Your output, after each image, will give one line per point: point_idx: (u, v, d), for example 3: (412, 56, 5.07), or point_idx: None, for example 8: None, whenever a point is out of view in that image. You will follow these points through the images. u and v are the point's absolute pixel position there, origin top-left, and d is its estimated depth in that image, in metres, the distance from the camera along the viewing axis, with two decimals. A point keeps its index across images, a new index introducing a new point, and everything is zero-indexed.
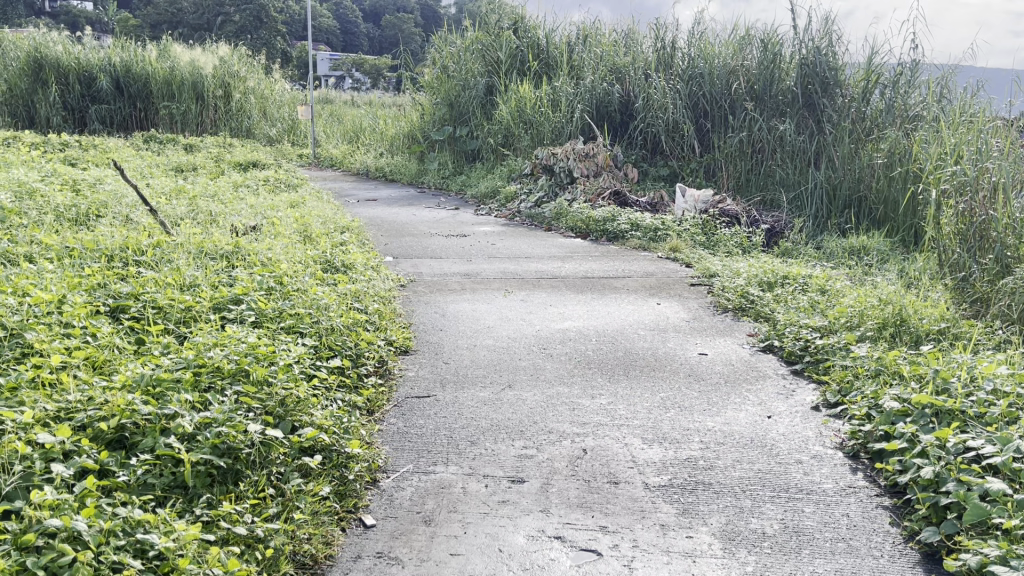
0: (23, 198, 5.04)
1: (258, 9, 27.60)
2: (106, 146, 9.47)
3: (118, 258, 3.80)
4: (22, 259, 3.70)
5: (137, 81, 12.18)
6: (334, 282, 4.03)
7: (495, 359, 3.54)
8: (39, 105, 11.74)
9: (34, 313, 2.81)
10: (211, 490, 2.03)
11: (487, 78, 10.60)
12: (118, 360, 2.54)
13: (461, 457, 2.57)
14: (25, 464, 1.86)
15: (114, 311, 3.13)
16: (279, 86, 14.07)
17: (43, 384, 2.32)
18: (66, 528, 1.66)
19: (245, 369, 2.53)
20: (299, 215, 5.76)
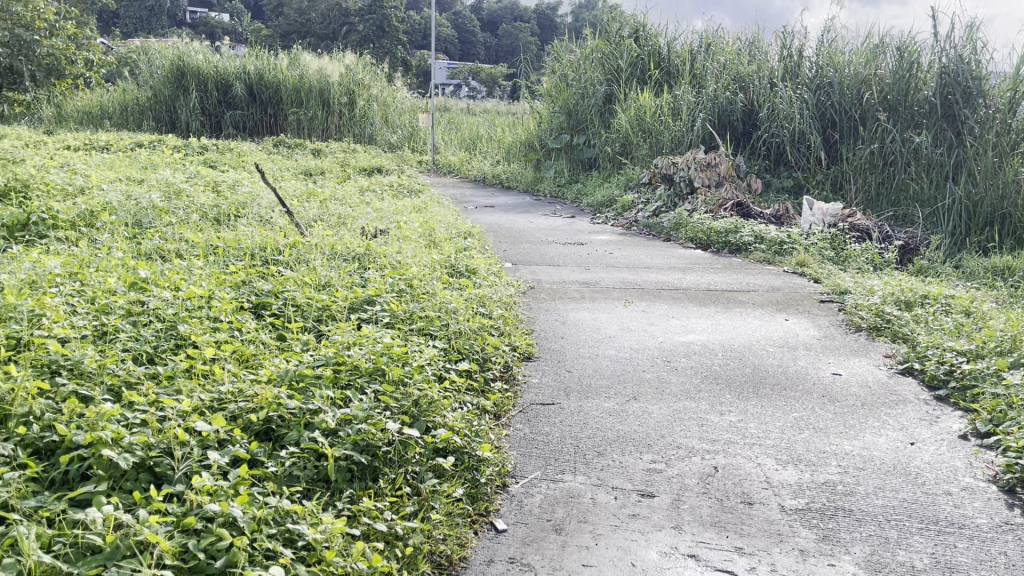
0: (171, 198, 5.35)
1: (381, 18, 28.36)
2: (241, 150, 9.96)
3: (258, 257, 3.98)
4: (171, 256, 3.92)
5: (269, 88, 12.79)
6: (459, 287, 4.08)
7: (618, 370, 3.50)
8: (181, 110, 12.55)
9: (187, 307, 2.98)
10: (351, 485, 2.09)
11: (606, 87, 10.56)
12: (263, 355, 2.66)
13: (589, 467, 2.55)
14: (185, 450, 1.97)
15: (257, 307, 3.28)
16: (401, 93, 14.17)
17: (197, 374, 2.46)
18: (224, 513, 1.74)
19: (381, 368, 2.60)
20: (423, 220, 5.88)
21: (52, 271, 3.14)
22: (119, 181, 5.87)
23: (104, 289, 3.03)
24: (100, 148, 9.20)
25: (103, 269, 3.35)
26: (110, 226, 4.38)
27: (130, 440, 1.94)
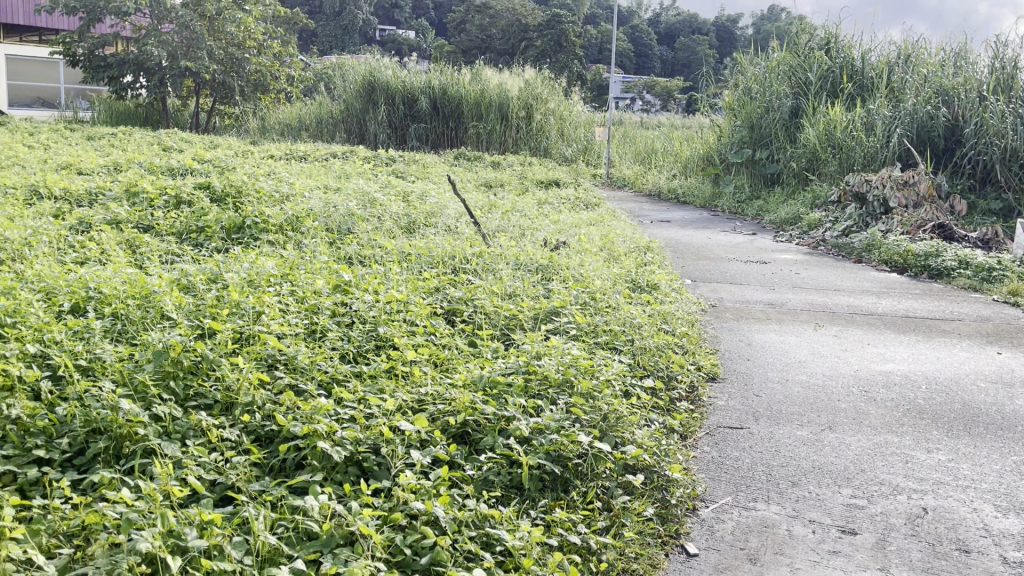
0: (366, 206, 5.65)
1: (559, 33, 28.70)
2: (425, 161, 10.38)
3: (448, 265, 4.13)
4: (368, 262, 4.13)
5: (452, 102, 13.24)
6: (642, 302, 4.03)
7: (810, 397, 3.33)
8: (370, 123, 13.23)
9: (387, 310, 3.12)
10: (543, 494, 2.12)
11: (793, 100, 10.12)
12: (457, 359, 2.75)
13: (783, 498, 2.44)
14: (389, 447, 2.07)
15: (449, 313, 3.40)
16: (578, 107, 14.22)
17: (397, 375, 2.58)
18: (427, 512, 1.81)
19: (571, 380, 2.61)
20: (603, 233, 5.87)
21: (268, 271, 3.40)
22: (319, 190, 6.23)
23: (312, 290, 3.24)
24: (299, 157, 9.85)
25: (311, 271, 3.59)
26: (314, 231, 4.69)
27: (341, 434, 2.07)
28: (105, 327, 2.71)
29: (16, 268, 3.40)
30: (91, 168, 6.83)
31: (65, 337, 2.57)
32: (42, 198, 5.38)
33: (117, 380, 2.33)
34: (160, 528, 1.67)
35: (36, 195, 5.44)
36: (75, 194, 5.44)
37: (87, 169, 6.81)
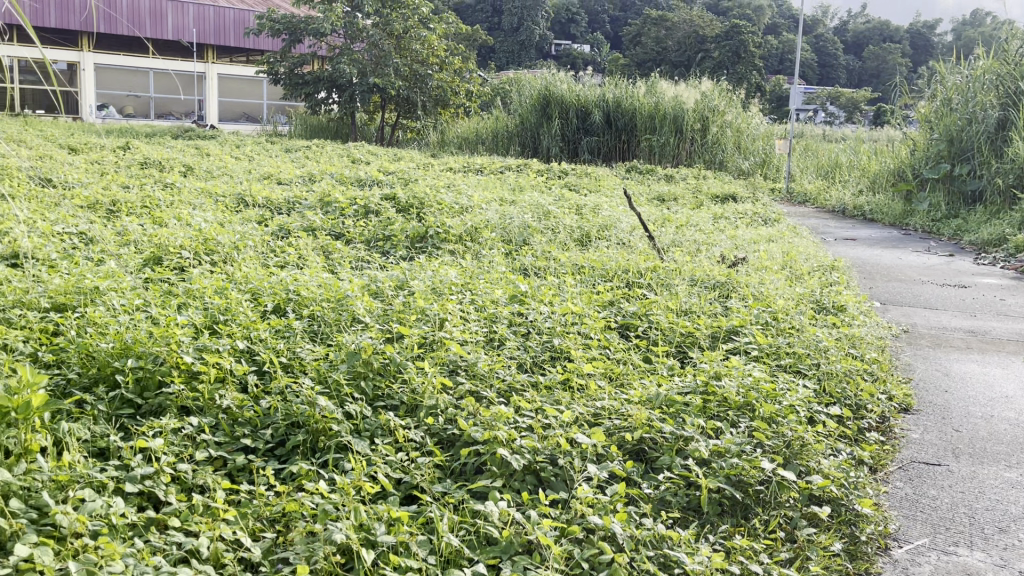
0: (541, 218, 5.73)
1: (738, 43, 27.95)
2: (597, 174, 10.40)
3: (623, 279, 4.12)
4: (543, 274, 4.18)
5: (625, 115, 13.13)
6: (827, 324, 3.84)
7: (1020, 436, 3.04)
8: (544, 136, 13.41)
9: (563, 322, 3.15)
10: (722, 519, 2.06)
11: (1001, 111, 9.30)
12: (633, 375, 2.73)
13: (989, 544, 2.23)
14: (567, 459, 2.10)
15: (623, 328, 3.38)
16: (756, 119, 13.61)
17: (573, 387, 2.59)
18: (605, 527, 1.82)
19: (752, 404, 2.52)
20: (783, 250, 5.64)
21: (450, 280, 3.53)
22: (495, 201, 6.37)
23: (491, 299, 3.32)
24: (475, 170, 10.15)
25: (490, 281, 3.68)
26: (491, 241, 4.81)
27: (520, 442, 2.12)
28: (304, 327, 2.92)
29: (227, 270, 3.72)
30: (289, 178, 7.35)
31: (270, 335, 2.80)
32: (248, 206, 5.84)
33: (315, 377, 2.51)
34: (353, 522, 1.79)
35: (242, 203, 5.92)
36: (276, 203, 5.87)
37: (286, 179, 7.33)
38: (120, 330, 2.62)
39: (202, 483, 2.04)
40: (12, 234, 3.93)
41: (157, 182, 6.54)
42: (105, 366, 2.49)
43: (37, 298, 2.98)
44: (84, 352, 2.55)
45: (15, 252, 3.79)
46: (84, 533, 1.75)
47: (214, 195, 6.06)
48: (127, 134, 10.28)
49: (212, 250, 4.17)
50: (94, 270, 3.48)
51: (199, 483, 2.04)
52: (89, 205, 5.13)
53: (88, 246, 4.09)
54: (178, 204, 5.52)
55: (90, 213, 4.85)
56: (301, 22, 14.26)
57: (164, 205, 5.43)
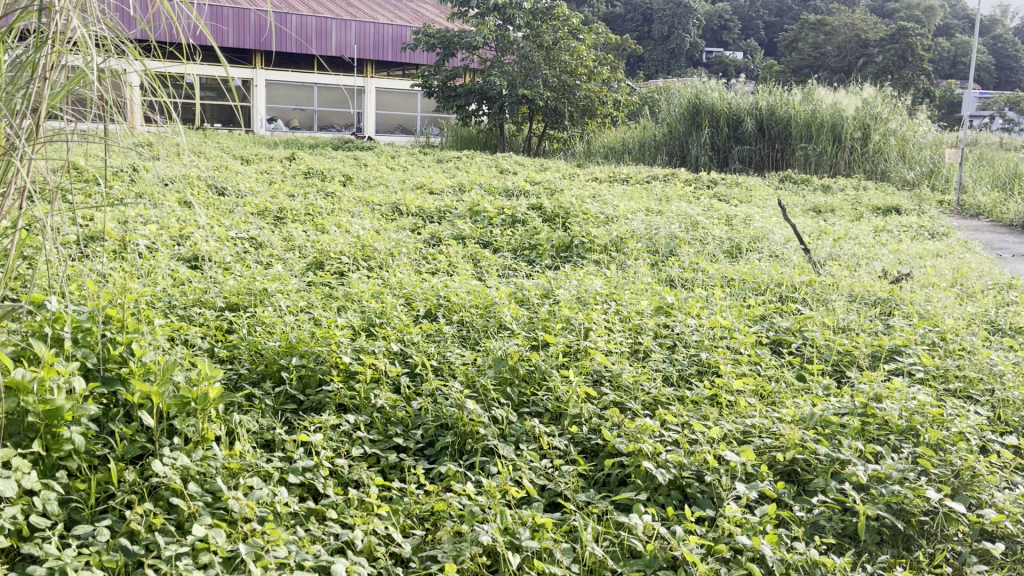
0: (689, 229, 5.63)
1: (905, 47, 26.38)
2: (748, 184, 10.09)
3: (774, 293, 3.98)
4: (691, 286, 4.10)
5: (780, 123, 12.71)
6: (1003, 346, 3.56)
7: None
8: (693, 144, 13.16)
9: (711, 335, 3.08)
10: (881, 549, 1.96)
11: None
12: (784, 393, 2.63)
13: None
14: (714, 476, 2.06)
15: (775, 343, 3.27)
16: (924, 126, 12.74)
17: (722, 403, 2.54)
18: (755, 549, 1.78)
19: (917, 429, 2.37)
20: (953, 266, 5.27)
21: (596, 290, 3.53)
22: (642, 211, 6.31)
23: (637, 309, 3.30)
24: (622, 179, 10.09)
25: (636, 291, 3.66)
26: (637, 252, 4.77)
27: (666, 456, 2.11)
28: (454, 332, 3.01)
29: (382, 275, 3.88)
30: (440, 188, 7.58)
31: (421, 338, 2.90)
32: (402, 214, 6.07)
33: (463, 381, 2.58)
34: (499, 524, 1.85)
35: (397, 211, 6.15)
36: (427, 212, 6.07)
37: (438, 189, 7.56)
38: (286, 330, 2.80)
39: (357, 478, 2.15)
40: (193, 239, 4.27)
41: (319, 191, 6.91)
42: (272, 363, 2.67)
43: (213, 298, 3.23)
44: (254, 349, 2.75)
45: (195, 254, 4.12)
46: (253, 518, 1.88)
47: (371, 204, 6.34)
48: (292, 145, 10.92)
49: (369, 256, 4.36)
50: (263, 273, 3.73)
51: (354, 478, 2.15)
52: (258, 212, 5.50)
53: (258, 250, 4.39)
54: (338, 212, 5.81)
55: (260, 220, 5.20)
56: (455, 36, 14.68)
57: (325, 213, 5.73)
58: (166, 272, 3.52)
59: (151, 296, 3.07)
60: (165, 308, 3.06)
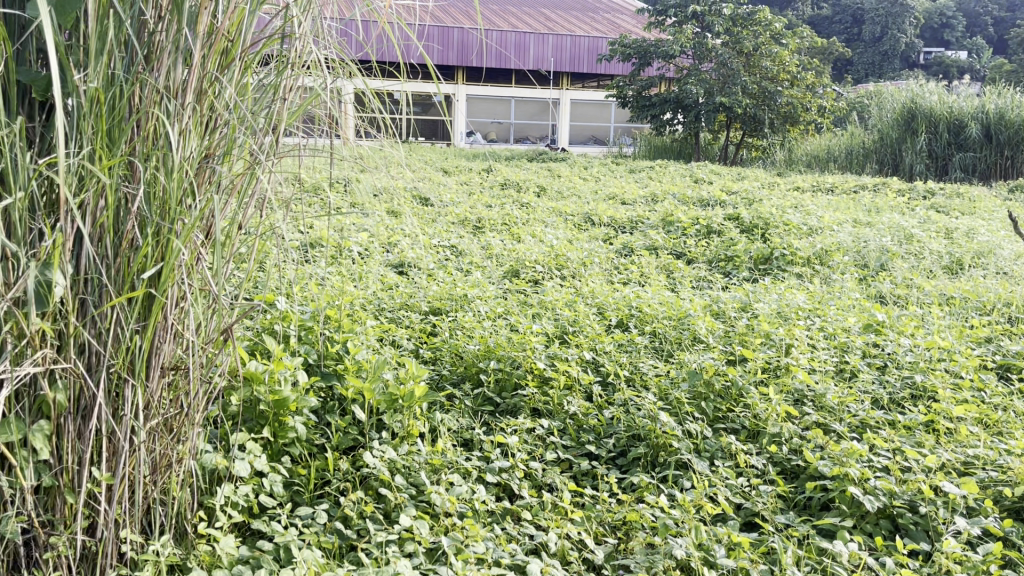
0: (903, 242, 5.25)
1: None
2: (970, 195, 9.25)
3: (1002, 313, 3.63)
4: (903, 303, 3.83)
5: (1009, 128, 11.57)
6: None
7: None
8: (906, 152, 12.14)
9: (927, 356, 2.86)
10: None
11: None
12: (1013, 424, 2.40)
13: None
14: (929, 508, 1.93)
15: (1003, 368, 2.99)
16: None
17: (939, 430, 2.36)
18: None
19: None
20: None
21: (797, 304, 3.39)
22: (849, 223, 5.95)
23: (843, 326, 3.13)
24: (826, 189, 9.58)
25: (842, 307, 3.47)
26: (843, 265, 4.52)
27: (874, 483, 2.00)
28: (648, 343, 3.01)
29: (576, 284, 3.94)
30: (633, 198, 7.55)
31: (615, 348, 2.92)
32: (595, 224, 6.12)
33: (657, 394, 2.58)
34: (693, 539, 1.84)
35: (590, 221, 6.21)
36: (620, 222, 6.08)
37: (631, 199, 7.53)
38: (485, 335, 2.92)
39: (551, 482, 2.21)
40: (400, 246, 4.55)
41: (515, 202, 7.12)
42: (471, 366, 2.79)
43: (418, 302, 3.42)
44: (454, 352, 2.89)
45: (402, 261, 4.38)
46: (453, 512, 1.99)
47: (564, 214, 6.44)
48: (490, 156, 11.31)
49: (563, 264, 4.44)
50: (464, 280, 3.90)
51: (548, 482, 2.21)
52: (458, 221, 5.74)
53: (458, 258, 4.59)
54: (533, 221, 5.95)
55: (460, 228, 5.43)
56: (652, 45, 14.62)
57: (520, 222, 5.89)
58: (376, 276, 3.77)
59: (364, 298, 3.31)
60: (375, 309, 3.28)
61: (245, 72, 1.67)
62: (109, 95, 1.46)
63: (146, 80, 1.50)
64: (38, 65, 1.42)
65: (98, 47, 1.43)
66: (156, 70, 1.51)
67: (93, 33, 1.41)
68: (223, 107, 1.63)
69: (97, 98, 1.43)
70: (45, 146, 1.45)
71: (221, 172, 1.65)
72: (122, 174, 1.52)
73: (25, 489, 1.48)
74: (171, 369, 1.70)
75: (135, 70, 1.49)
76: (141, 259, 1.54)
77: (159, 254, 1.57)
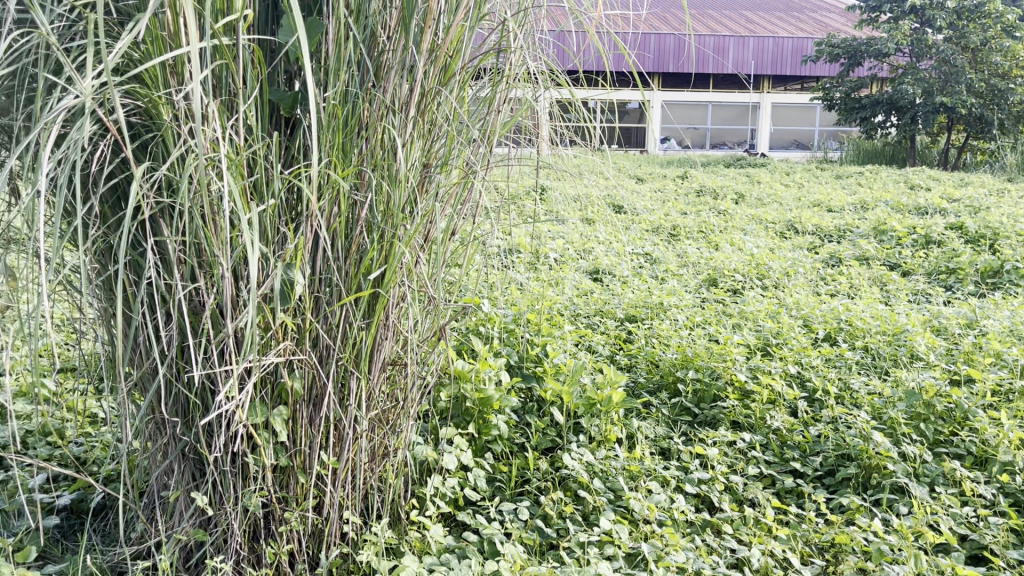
0: None
1: None
2: None
3: None
4: None
5: None
6: None
7: None
8: None
9: None
10: None
11: None
12: None
13: None
14: None
15: None
16: None
17: None
18: None
19: None
20: None
21: None
22: None
23: None
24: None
25: None
26: None
27: None
28: (858, 359, 2.88)
29: (779, 294, 3.81)
30: (840, 206, 7.16)
31: (822, 363, 2.82)
32: (798, 233, 5.86)
33: (870, 412, 2.50)
34: (911, 568, 1.80)
35: (792, 229, 5.96)
36: (826, 230, 5.80)
37: (837, 207, 7.15)
38: (683, 344, 2.91)
39: (753, 497, 2.20)
40: (595, 253, 4.59)
41: (711, 209, 6.96)
42: (669, 375, 2.79)
43: (614, 309, 3.44)
44: (651, 360, 2.90)
45: (597, 268, 4.42)
46: (653, 520, 2.05)
47: (765, 222, 6.22)
48: (685, 162, 11.12)
49: (764, 274, 4.31)
50: (661, 288, 3.89)
51: (750, 497, 2.20)
52: (653, 228, 5.70)
53: (654, 266, 4.57)
54: (731, 229, 5.80)
55: (655, 236, 5.39)
56: (863, 44, 13.77)
57: (718, 230, 5.77)
58: (572, 282, 3.83)
59: (561, 303, 3.37)
60: (572, 314, 3.34)
61: (463, 86, 1.75)
62: (346, 110, 1.57)
63: (375, 96, 1.59)
64: (284, 83, 1.56)
65: (337, 65, 1.53)
66: (383, 85, 1.61)
67: (333, 55, 1.52)
68: (443, 120, 1.72)
69: (336, 114, 1.53)
70: (290, 157, 1.59)
71: (438, 181, 1.75)
72: (354, 183, 1.63)
73: (267, 468, 1.64)
74: (390, 364, 1.82)
75: (367, 87, 1.59)
76: (368, 262, 1.66)
77: (382, 257, 1.69)
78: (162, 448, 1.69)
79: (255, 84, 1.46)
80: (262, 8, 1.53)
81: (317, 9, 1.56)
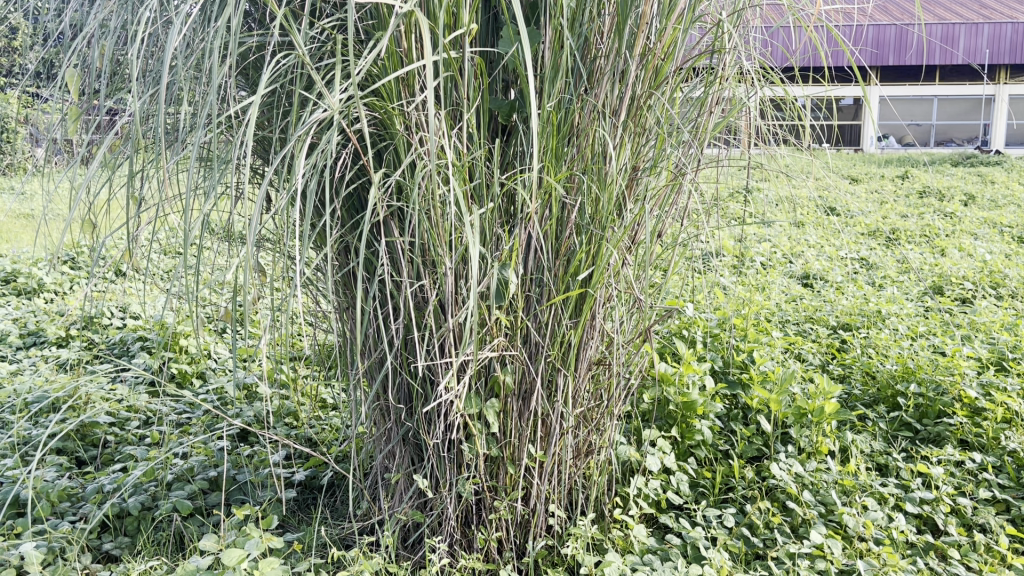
0: None
1: None
2: None
3: None
4: None
5: None
6: None
7: None
8: None
9: None
10: None
11: None
12: None
13: None
14: None
15: None
16: None
17: None
18: None
19: None
20: None
21: None
22: None
23: None
24: None
25: None
26: None
27: None
28: None
29: (1018, 304, 3.49)
30: None
31: None
32: None
33: None
34: None
35: None
36: None
37: None
38: (904, 355, 2.75)
39: (984, 522, 2.08)
40: (805, 257, 4.40)
41: (937, 211, 6.46)
42: (887, 388, 2.64)
43: (826, 316, 3.29)
44: (867, 371, 2.75)
45: (807, 273, 4.24)
46: (869, 537, 1.99)
47: (1000, 225, 5.70)
48: (906, 160, 10.33)
49: (999, 283, 3.95)
50: (878, 294, 3.68)
51: (980, 521, 2.09)
52: (870, 232, 5.38)
53: (870, 271, 4.32)
54: (959, 233, 5.37)
55: (872, 240, 5.09)
56: None
57: (945, 234, 5.35)
58: (780, 287, 3.70)
59: (768, 309, 3.28)
60: (780, 321, 3.23)
61: (675, 89, 1.74)
62: (559, 116, 1.60)
63: (587, 101, 1.62)
64: (501, 92, 1.63)
65: (552, 72, 1.57)
66: (595, 90, 1.63)
67: (550, 61, 1.55)
68: (654, 121, 1.71)
69: (550, 120, 1.56)
70: (506, 161, 1.67)
71: (647, 182, 1.74)
72: (565, 186, 1.66)
73: (481, 456, 1.72)
74: (596, 364, 1.84)
75: (580, 92, 1.61)
76: (576, 265, 1.68)
77: (591, 259, 1.71)
78: (386, 433, 1.83)
79: (477, 94, 1.54)
80: (483, 21, 1.61)
81: (534, 20, 1.61)
